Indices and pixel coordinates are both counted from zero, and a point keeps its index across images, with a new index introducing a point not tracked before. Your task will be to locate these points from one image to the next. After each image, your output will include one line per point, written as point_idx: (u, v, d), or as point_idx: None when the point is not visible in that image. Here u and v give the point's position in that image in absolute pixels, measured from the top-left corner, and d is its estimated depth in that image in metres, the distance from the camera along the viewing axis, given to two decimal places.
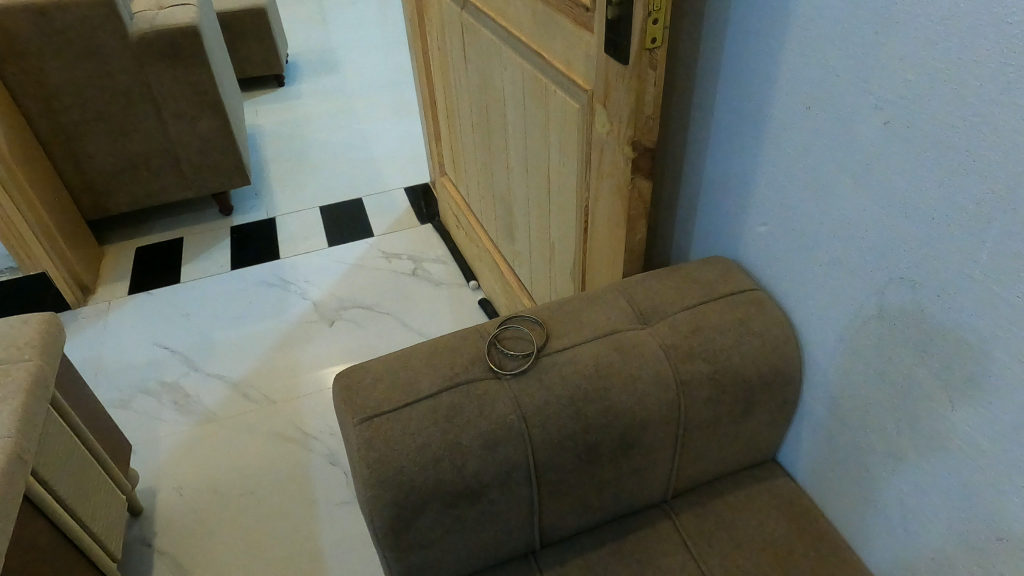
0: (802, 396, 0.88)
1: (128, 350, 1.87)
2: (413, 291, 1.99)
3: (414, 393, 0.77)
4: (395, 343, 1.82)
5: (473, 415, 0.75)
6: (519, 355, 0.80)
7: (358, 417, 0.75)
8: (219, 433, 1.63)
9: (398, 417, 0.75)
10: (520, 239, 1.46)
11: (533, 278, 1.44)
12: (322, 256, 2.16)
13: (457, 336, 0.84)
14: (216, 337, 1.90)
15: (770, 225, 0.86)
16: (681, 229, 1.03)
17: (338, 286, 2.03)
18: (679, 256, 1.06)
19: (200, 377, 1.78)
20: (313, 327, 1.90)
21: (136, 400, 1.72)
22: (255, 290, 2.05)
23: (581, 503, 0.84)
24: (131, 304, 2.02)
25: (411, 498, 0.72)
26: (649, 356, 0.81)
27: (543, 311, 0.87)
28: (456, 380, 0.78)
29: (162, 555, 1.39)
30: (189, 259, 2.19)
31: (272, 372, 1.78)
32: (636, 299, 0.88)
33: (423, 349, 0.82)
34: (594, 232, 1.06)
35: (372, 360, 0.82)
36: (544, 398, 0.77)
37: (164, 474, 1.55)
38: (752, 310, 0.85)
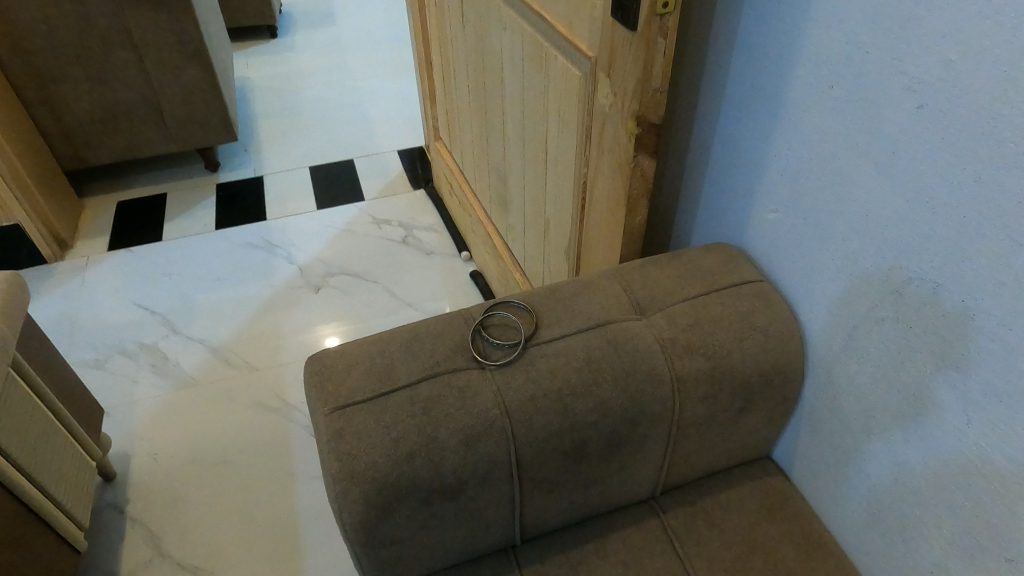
0: (803, 395, 0.83)
1: (106, 309, 1.81)
2: (402, 258, 1.93)
3: (389, 382, 0.71)
4: (382, 312, 1.77)
5: (453, 408, 0.70)
6: (504, 344, 0.75)
7: (329, 406, 0.70)
8: (198, 398, 1.58)
9: (372, 407, 0.70)
10: (514, 212, 1.39)
11: (526, 253, 1.38)
12: (310, 218, 2.09)
13: (438, 320, 0.79)
14: (198, 299, 1.84)
15: (780, 213, 0.80)
16: (684, 211, 0.97)
17: (326, 250, 1.97)
18: (680, 238, 1.00)
19: (179, 339, 1.72)
20: (298, 293, 1.84)
21: (113, 361, 1.67)
22: (239, 251, 1.98)
23: (565, 500, 0.80)
24: (110, 261, 1.95)
25: (384, 495, 0.67)
26: (643, 349, 0.76)
27: (533, 296, 0.81)
28: (435, 369, 0.73)
29: (134, 522, 1.35)
30: (173, 216, 2.12)
31: (255, 337, 1.73)
32: (633, 286, 0.82)
33: (402, 334, 0.77)
34: (592, 212, 1.00)
35: (346, 343, 0.77)
36: (529, 392, 0.72)
37: (139, 439, 1.50)
38: (756, 304, 0.80)
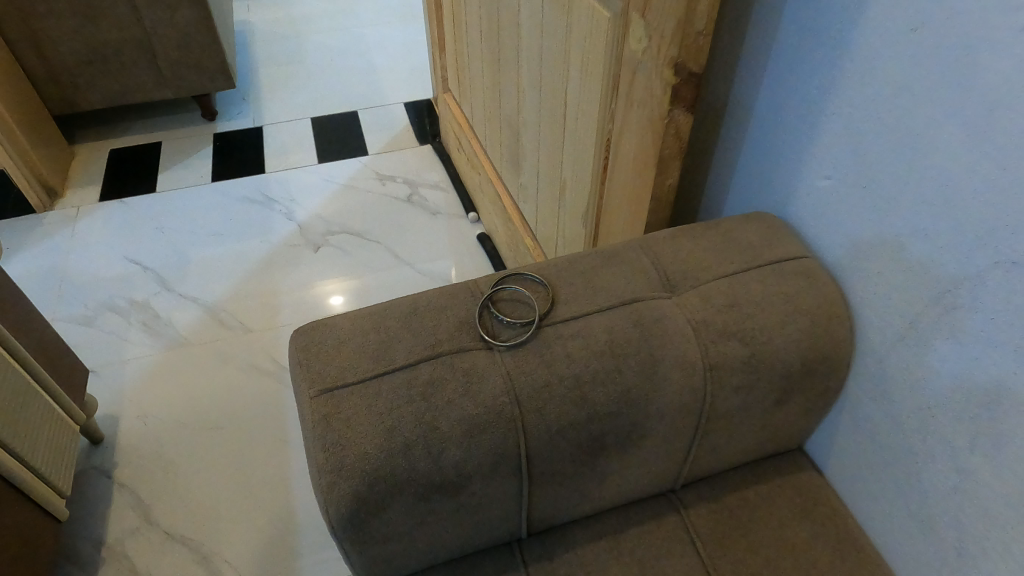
0: (847, 388, 0.74)
1: (96, 263, 1.72)
2: (406, 218, 1.83)
3: (384, 363, 0.63)
4: (384, 274, 1.68)
5: (456, 394, 0.61)
6: (516, 323, 0.66)
7: (315, 388, 0.62)
8: (190, 360, 1.51)
9: (364, 391, 0.61)
10: (527, 171, 1.29)
11: (539, 216, 1.28)
12: (310, 172, 1.98)
13: (441, 293, 0.70)
14: (192, 255, 1.75)
15: (835, 180, 0.70)
16: (718, 175, 0.87)
17: (327, 206, 1.87)
18: (712, 207, 0.90)
19: (172, 297, 1.64)
20: (297, 251, 1.75)
21: (102, 318, 1.59)
22: (236, 205, 1.89)
23: (578, 493, 0.72)
24: (101, 212, 1.86)
25: (376, 491, 0.59)
26: (673, 332, 0.67)
27: (549, 268, 0.72)
28: (437, 349, 0.64)
29: (122, 488, 1.29)
30: (168, 166, 2.01)
31: (251, 297, 1.65)
32: (662, 259, 0.73)
33: (400, 307, 0.68)
34: (616, 173, 0.90)
35: (336, 316, 0.68)
36: (543, 378, 0.63)
37: (128, 401, 1.43)
38: (802, 284, 0.70)
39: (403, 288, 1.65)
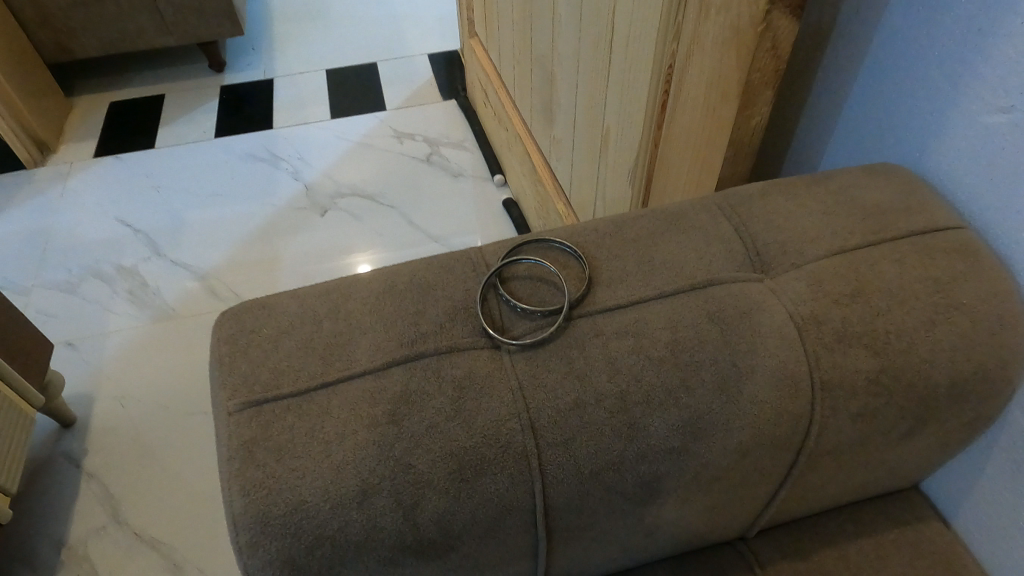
0: (1010, 419, 0.52)
1: (84, 223, 1.56)
2: (425, 179, 1.62)
3: (339, 365, 0.43)
4: (396, 244, 1.48)
5: (440, 416, 0.41)
6: (536, 312, 0.45)
7: (236, 400, 0.42)
8: (177, 334, 1.35)
9: (305, 408, 0.41)
10: (561, 119, 1.06)
11: (574, 174, 1.06)
12: (322, 128, 1.79)
13: (429, 264, 0.49)
14: (188, 217, 1.57)
15: (1017, 112, 0.47)
16: (815, 115, 0.64)
17: (338, 166, 1.67)
18: (807, 161, 0.67)
19: (163, 264, 1.48)
20: (302, 215, 1.56)
21: (85, 285, 1.43)
22: (238, 163, 1.70)
23: (618, 551, 0.51)
24: (95, 168, 1.69)
25: (319, 557, 0.39)
26: (767, 334, 0.45)
27: (586, 232, 0.51)
28: (417, 347, 0.43)
29: (91, 480, 1.14)
30: (169, 120, 1.83)
31: (249, 265, 1.47)
32: (749, 226, 0.51)
33: (369, 284, 0.47)
34: (679, 111, 0.67)
35: (278, 293, 0.47)
36: (571, 396, 0.42)
37: (106, 378, 1.28)
38: (959, 266, 0.48)
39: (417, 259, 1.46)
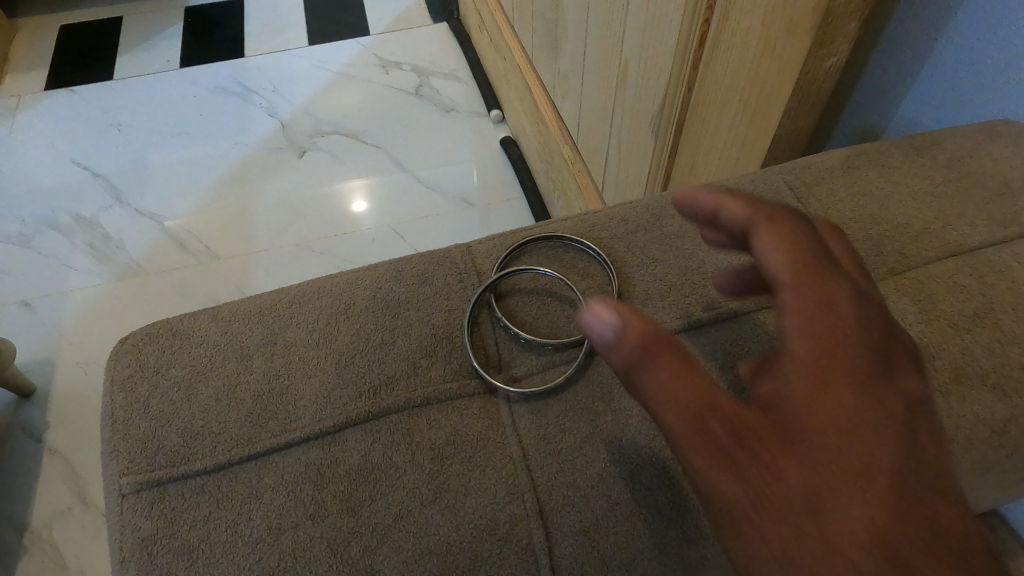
0: None
1: (29, 161, 1.21)
2: (414, 117, 1.30)
3: (273, 428, 0.31)
4: (395, 197, 1.18)
5: (414, 500, 0.30)
6: (546, 344, 0.34)
7: (130, 478, 0.30)
8: (150, 292, 1.05)
9: (227, 493, 0.30)
10: (568, 51, 0.90)
11: (584, 115, 0.91)
12: (300, 56, 1.40)
13: (397, 274, 0.36)
14: (152, 159, 1.22)
15: None
16: (882, 60, 0.50)
17: (318, 100, 1.32)
18: (869, 116, 0.53)
19: (127, 214, 1.15)
20: (275, 158, 1.23)
21: (42, 237, 1.11)
22: (205, 98, 1.33)
23: None
24: (46, 101, 1.31)
25: None
26: None
27: (615, 229, 0.38)
28: (380, 401, 0.32)
29: (52, 456, 0.89)
30: (127, 46, 1.41)
31: (225, 217, 1.15)
32: (833, 213, 0.38)
33: (316, 302, 0.35)
34: (719, 52, 0.53)
35: (197, 314, 0.35)
36: (593, 466, 0.31)
37: (70, 343, 1.00)
38: None
39: (420, 208, 1.16)
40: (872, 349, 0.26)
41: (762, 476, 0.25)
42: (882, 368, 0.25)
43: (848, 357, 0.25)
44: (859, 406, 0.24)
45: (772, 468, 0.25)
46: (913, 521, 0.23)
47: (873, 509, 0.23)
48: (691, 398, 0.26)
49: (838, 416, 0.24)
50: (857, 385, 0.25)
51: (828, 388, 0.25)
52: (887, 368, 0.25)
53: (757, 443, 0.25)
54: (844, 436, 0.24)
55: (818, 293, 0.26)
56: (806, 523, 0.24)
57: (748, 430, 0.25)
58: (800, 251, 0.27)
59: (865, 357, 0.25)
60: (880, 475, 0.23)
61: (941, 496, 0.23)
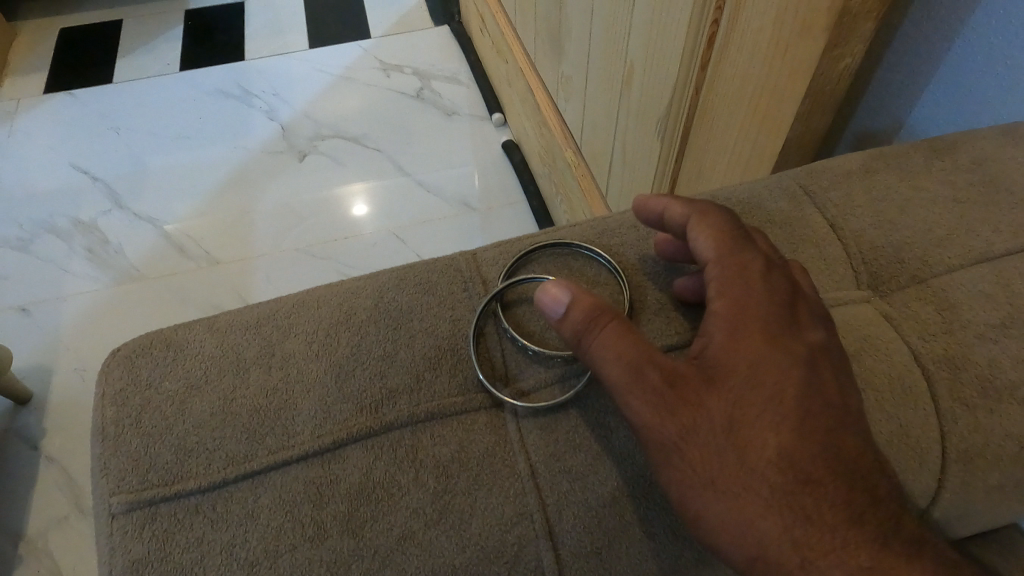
0: None
1: (28, 165, 1.20)
2: (416, 120, 1.29)
3: (271, 445, 0.30)
4: (397, 201, 1.16)
5: (418, 521, 0.28)
6: (555, 356, 0.32)
7: (120, 497, 0.29)
8: (149, 297, 1.04)
9: (221, 512, 0.28)
10: (572, 53, 0.89)
11: (588, 118, 0.90)
12: (300, 59, 1.39)
13: (399, 282, 0.35)
14: (151, 163, 1.21)
15: None
16: (896, 61, 0.48)
17: (319, 103, 1.31)
18: (882, 118, 0.51)
19: (126, 218, 1.13)
20: (275, 162, 1.22)
21: (40, 242, 1.10)
22: (204, 101, 1.31)
23: None
24: (45, 104, 1.30)
25: None
26: (882, 384, 0.31)
27: (624, 235, 0.37)
28: (382, 416, 0.30)
29: (49, 464, 0.88)
30: (127, 49, 1.40)
31: (225, 221, 1.14)
32: (850, 219, 0.37)
33: (315, 311, 0.33)
34: (728, 54, 0.52)
35: (191, 324, 0.34)
36: (606, 484, 0.29)
37: (67, 348, 0.98)
38: None
39: (421, 212, 1.15)
40: (779, 305, 0.30)
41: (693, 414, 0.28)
42: (788, 318, 0.30)
43: (759, 311, 0.30)
44: (767, 348, 0.29)
45: (698, 404, 0.28)
46: (810, 436, 0.27)
47: (782, 433, 0.27)
48: (631, 355, 0.29)
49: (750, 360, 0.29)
50: (767, 332, 0.29)
51: (743, 336, 0.29)
52: (791, 319, 0.30)
53: (685, 386, 0.29)
54: (755, 374, 0.28)
55: (734, 266, 0.31)
56: (724, 446, 0.28)
57: (676, 376, 0.29)
58: (726, 236, 0.32)
59: (774, 312, 0.30)
60: (787, 404, 0.28)
61: (833, 416, 0.28)
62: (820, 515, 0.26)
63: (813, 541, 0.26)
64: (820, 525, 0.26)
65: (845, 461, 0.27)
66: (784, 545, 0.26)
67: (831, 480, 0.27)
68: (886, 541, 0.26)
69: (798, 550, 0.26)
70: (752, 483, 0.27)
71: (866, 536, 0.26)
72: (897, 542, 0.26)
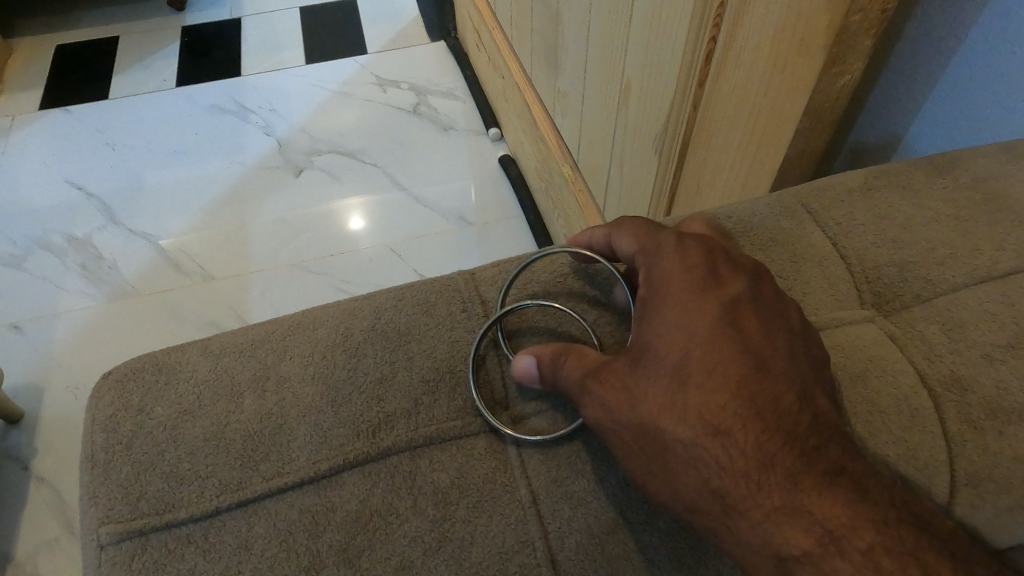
0: None
1: (22, 182, 1.19)
2: (411, 135, 1.29)
3: (266, 473, 0.29)
4: (393, 216, 1.16)
5: (417, 550, 0.28)
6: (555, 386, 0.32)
7: (109, 528, 0.28)
8: (141, 314, 1.03)
9: (213, 543, 0.28)
10: (568, 68, 0.89)
11: (584, 134, 0.90)
12: (297, 74, 1.40)
13: (397, 303, 0.34)
14: (147, 179, 1.21)
15: None
16: (894, 77, 0.48)
17: (315, 119, 1.31)
18: (880, 134, 0.51)
19: (120, 234, 1.13)
20: (270, 178, 1.21)
21: (34, 258, 1.09)
22: (200, 117, 1.31)
23: None
24: (41, 121, 1.29)
25: None
26: (889, 406, 0.31)
27: None
28: (378, 441, 0.30)
29: (40, 484, 0.86)
30: (123, 66, 1.40)
31: (219, 236, 1.13)
32: (853, 237, 0.36)
33: (312, 333, 0.33)
34: (725, 73, 0.52)
35: (185, 347, 0.33)
36: (608, 510, 0.29)
37: (59, 367, 0.97)
38: None
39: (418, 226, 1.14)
40: (695, 270, 0.29)
41: (618, 395, 0.29)
42: (701, 281, 0.29)
43: (674, 282, 0.29)
44: (678, 316, 0.28)
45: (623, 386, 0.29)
46: (718, 389, 0.27)
47: (687, 392, 0.27)
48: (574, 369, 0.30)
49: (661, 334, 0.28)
50: (678, 299, 0.29)
51: (656, 310, 0.29)
52: (710, 280, 0.29)
53: (615, 373, 0.29)
54: (664, 346, 0.28)
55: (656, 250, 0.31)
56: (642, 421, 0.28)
57: (608, 366, 0.29)
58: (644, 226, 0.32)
59: (690, 279, 0.29)
60: (693, 361, 0.27)
61: (748, 365, 0.27)
62: (732, 465, 0.26)
63: (732, 490, 0.25)
64: (735, 476, 0.25)
65: (758, 405, 0.26)
66: (705, 499, 0.26)
67: (740, 427, 0.26)
68: (795, 479, 0.25)
69: (719, 502, 0.26)
70: (669, 450, 0.27)
71: (780, 476, 0.25)
72: (809, 475, 0.25)
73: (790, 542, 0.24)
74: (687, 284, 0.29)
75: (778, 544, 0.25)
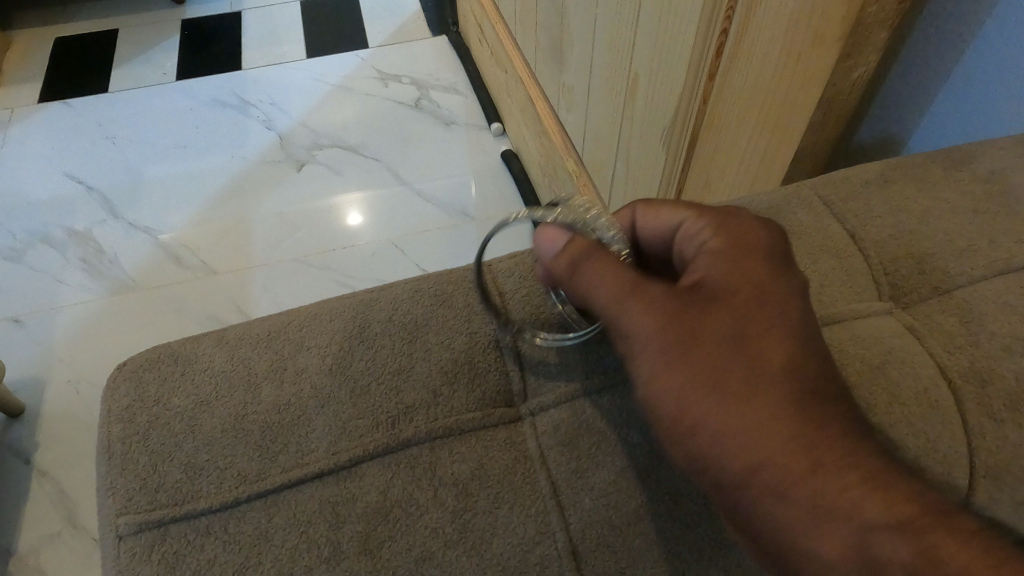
0: None
1: (22, 175, 1.19)
2: (414, 130, 1.28)
3: (285, 464, 0.29)
4: (395, 211, 1.16)
5: (438, 541, 0.28)
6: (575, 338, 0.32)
7: (127, 518, 0.28)
8: (142, 308, 1.02)
9: (232, 534, 0.27)
10: (574, 62, 0.89)
11: (590, 128, 0.90)
12: (298, 68, 1.39)
13: (413, 293, 0.34)
14: (147, 172, 1.20)
15: None
16: (906, 71, 0.48)
17: (317, 113, 1.31)
18: (892, 128, 0.51)
19: (121, 228, 1.12)
20: (272, 172, 1.21)
21: (34, 252, 1.09)
22: (201, 111, 1.31)
23: None
24: (40, 114, 1.28)
25: None
26: (910, 399, 0.31)
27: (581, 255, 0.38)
28: (396, 432, 0.29)
29: (41, 478, 0.86)
30: (123, 59, 1.39)
31: (221, 230, 1.12)
32: (870, 229, 0.36)
33: (329, 324, 0.33)
34: (734, 68, 0.52)
35: (200, 338, 0.33)
36: (628, 501, 0.29)
37: (60, 361, 0.97)
38: None
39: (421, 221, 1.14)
40: (775, 242, 0.31)
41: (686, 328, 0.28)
42: (782, 254, 0.31)
43: (757, 242, 0.30)
44: (767, 276, 0.29)
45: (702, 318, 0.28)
46: (808, 357, 0.28)
47: (782, 346, 0.28)
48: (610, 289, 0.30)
49: (751, 281, 0.29)
50: (763, 261, 0.30)
51: (743, 262, 0.30)
52: (786, 256, 0.31)
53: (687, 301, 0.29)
54: (759, 295, 0.29)
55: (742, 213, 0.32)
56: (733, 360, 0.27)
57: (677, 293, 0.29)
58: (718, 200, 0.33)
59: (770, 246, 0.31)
60: (785, 320, 0.28)
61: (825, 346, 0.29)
62: (821, 426, 0.26)
63: (823, 449, 0.26)
64: (823, 435, 0.26)
65: (835, 384, 0.28)
66: (790, 452, 0.26)
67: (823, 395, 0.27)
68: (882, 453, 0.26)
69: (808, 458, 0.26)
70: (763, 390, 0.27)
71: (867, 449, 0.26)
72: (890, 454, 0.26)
73: (881, 507, 0.25)
74: (772, 252, 0.30)
75: (873, 540, 0.24)
